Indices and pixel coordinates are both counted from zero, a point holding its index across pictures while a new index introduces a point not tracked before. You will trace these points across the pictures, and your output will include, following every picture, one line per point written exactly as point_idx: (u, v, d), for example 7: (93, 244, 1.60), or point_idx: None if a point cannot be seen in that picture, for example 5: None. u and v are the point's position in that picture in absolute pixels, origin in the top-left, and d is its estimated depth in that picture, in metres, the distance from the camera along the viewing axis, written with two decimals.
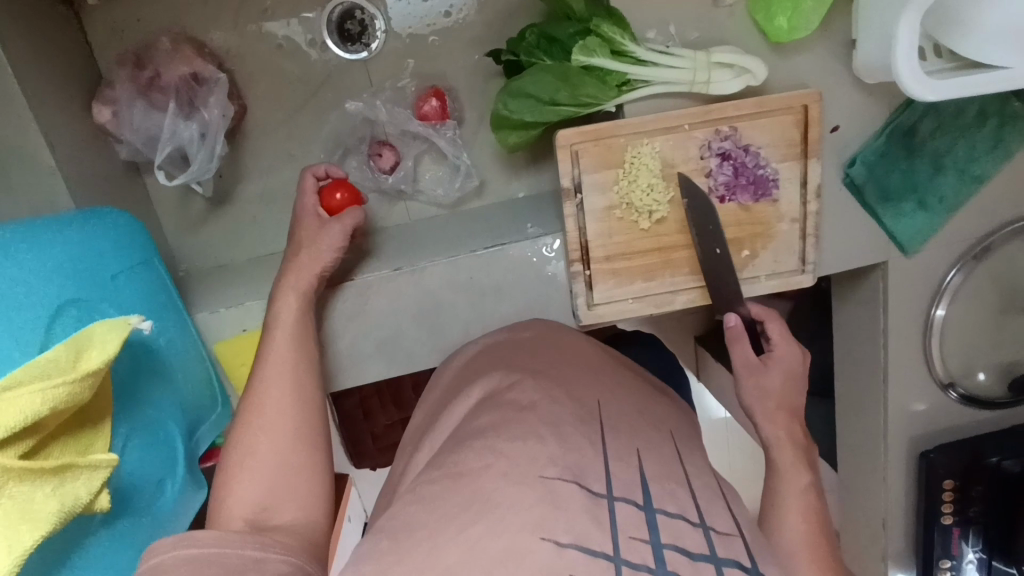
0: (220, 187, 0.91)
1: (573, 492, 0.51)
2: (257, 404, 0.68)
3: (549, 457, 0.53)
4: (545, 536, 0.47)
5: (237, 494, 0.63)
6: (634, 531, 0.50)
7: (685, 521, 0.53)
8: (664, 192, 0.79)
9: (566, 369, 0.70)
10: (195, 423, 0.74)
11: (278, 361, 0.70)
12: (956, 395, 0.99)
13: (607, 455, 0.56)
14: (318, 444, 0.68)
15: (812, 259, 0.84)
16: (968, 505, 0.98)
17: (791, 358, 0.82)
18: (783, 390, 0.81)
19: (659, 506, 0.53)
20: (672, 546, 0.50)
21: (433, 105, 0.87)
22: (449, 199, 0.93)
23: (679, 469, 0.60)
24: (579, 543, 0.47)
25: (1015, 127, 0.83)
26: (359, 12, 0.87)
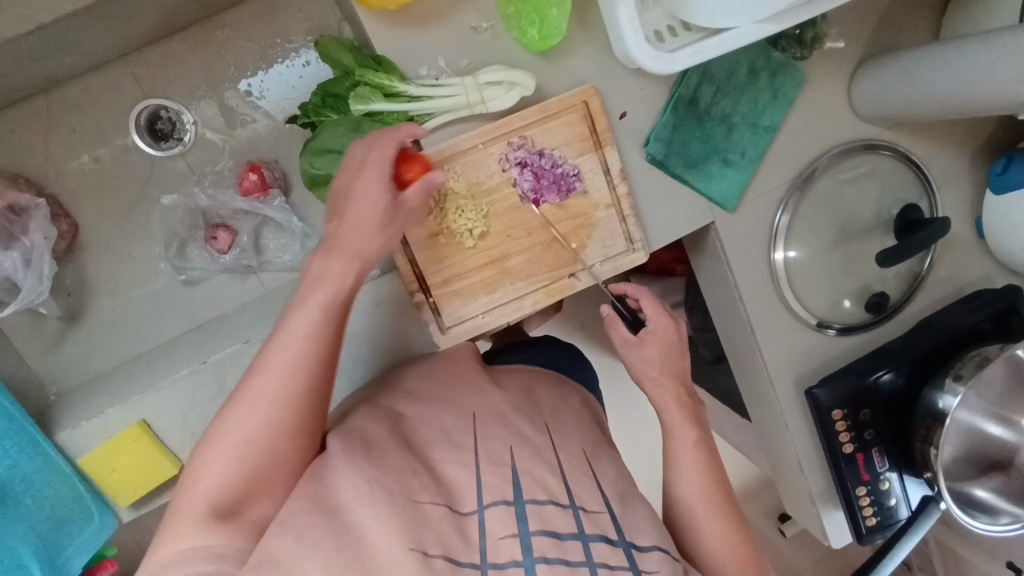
0: (72, 303, 0.93)
1: (442, 513, 0.58)
2: (263, 388, 0.58)
3: (421, 483, 0.60)
4: (413, 548, 0.52)
5: (201, 489, 0.55)
6: (502, 531, 0.58)
7: (554, 506, 0.62)
8: (478, 208, 0.84)
9: (454, 385, 0.76)
10: (57, 545, 0.82)
11: (293, 344, 0.59)
12: (835, 332, 1.04)
13: (477, 468, 0.63)
14: (300, 436, 0.60)
15: (637, 236, 0.89)
16: (861, 429, 1.02)
17: (664, 328, 0.85)
18: (655, 356, 0.84)
19: (529, 498, 0.61)
20: (539, 533, 0.58)
21: (252, 178, 0.91)
22: (299, 261, 0.97)
23: (554, 457, 0.69)
24: (446, 555, 0.54)
25: (785, 76, 0.90)
26: (164, 110, 0.92)
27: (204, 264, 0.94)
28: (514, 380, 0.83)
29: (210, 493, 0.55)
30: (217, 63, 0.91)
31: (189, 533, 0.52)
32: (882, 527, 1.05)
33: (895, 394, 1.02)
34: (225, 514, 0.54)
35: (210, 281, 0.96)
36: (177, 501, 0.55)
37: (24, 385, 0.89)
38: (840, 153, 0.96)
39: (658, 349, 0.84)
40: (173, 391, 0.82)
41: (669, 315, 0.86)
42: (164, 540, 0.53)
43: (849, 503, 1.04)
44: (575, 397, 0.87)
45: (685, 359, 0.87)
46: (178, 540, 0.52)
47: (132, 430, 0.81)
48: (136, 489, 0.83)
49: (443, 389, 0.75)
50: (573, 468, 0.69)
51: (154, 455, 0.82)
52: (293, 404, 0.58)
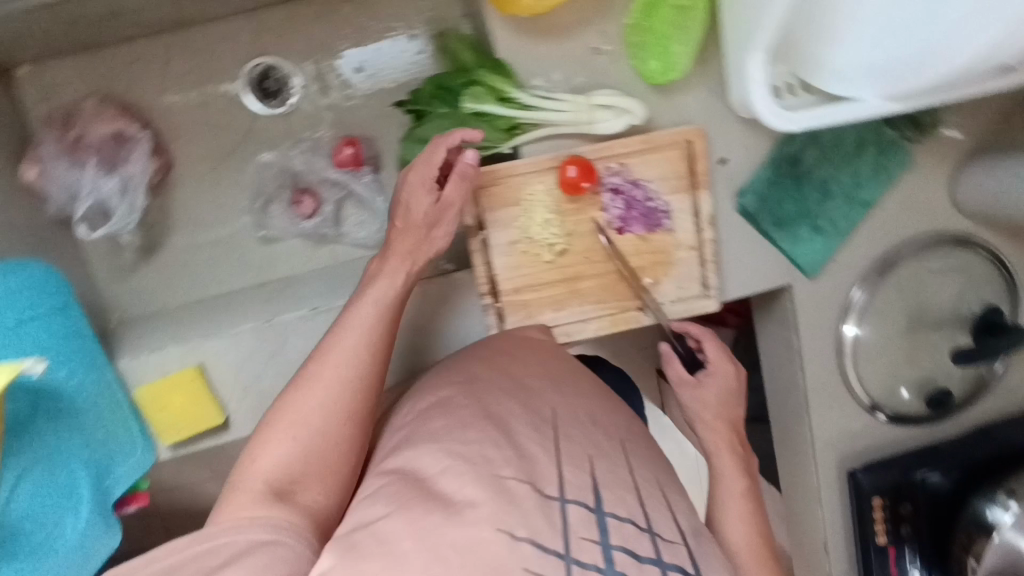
0: (151, 237, 0.96)
1: (527, 492, 0.57)
2: (319, 375, 0.66)
3: (504, 460, 0.59)
4: (499, 529, 0.52)
5: (260, 464, 0.61)
6: (584, 531, 0.57)
7: (633, 525, 0.60)
8: (563, 225, 0.84)
9: (532, 372, 0.75)
10: (105, 468, 0.76)
11: (352, 341, 0.69)
12: (887, 419, 1.01)
13: (560, 459, 0.62)
14: (353, 426, 0.65)
15: (713, 284, 0.88)
16: (899, 523, 0.98)
17: (725, 374, 0.84)
18: (714, 396, 0.83)
19: (609, 510, 0.60)
20: (618, 548, 0.57)
21: (348, 152, 0.92)
22: (373, 240, 0.98)
23: (629, 476, 0.66)
24: (533, 539, 0.53)
25: (893, 154, 0.88)
26: (276, 70, 0.94)
27: (283, 226, 0.96)
28: (587, 381, 0.79)
29: (270, 466, 0.61)
30: (335, 35, 0.93)
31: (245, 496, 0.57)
32: None
33: (940, 495, 0.99)
34: (278, 486, 0.59)
35: (283, 243, 0.98)
36: (236, 479, 0.61)
37: (91, 309, 0.91)
38: (930, 241, 0.94)
39: (716, 391, 0.84)
40: (235, 342, 0.84)
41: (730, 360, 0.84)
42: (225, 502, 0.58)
43: None
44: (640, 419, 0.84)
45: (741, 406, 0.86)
46: (236, 502, 0.57)
47: (188, 371, 0.83)
48: (180, 430, 0.84)
49: (526, 371, 0.75)
50: (648, 491, 0.66)
51: (201, 399, 0.83)
52: (343, 394, 0.66)
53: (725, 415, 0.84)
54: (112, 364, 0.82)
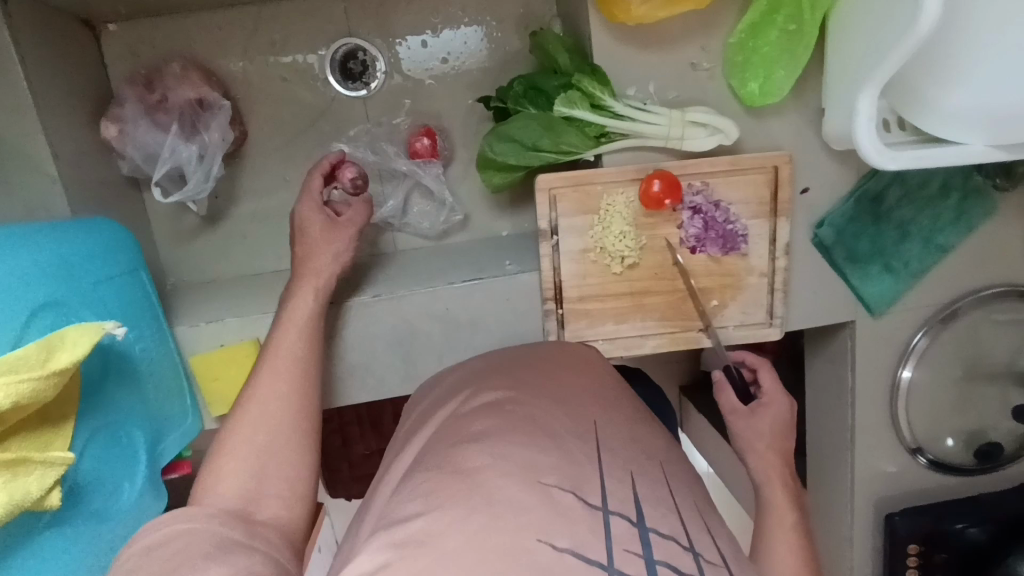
0: (215, 206, 0.96)
1: (571, 502, 0.50)
2: (253, 393, 0.70)
3: (550, 465, 0.53)
4: (542, 540, 0.46)
5: (220, 478, 0.63)
6: (629, 544, 0.49)
7: (676, 544, 0.52)
8: (637, 239, 0.82)
9: (562, 379, 0.70)
10: (160, 434, 0.75)
11: (287, 354, 0.73)
12: (928, 462, 1.00)
13: (603, 470, 0.55)
14: (300, 425, 0.69)
15: (779, 313, 0.87)
16: (932, 572, 0.98)
17: (779, 405, 0.82)
18: (769, 426, 0.81)
19: (653, 526, 0.52)
20: (664, 564, 0.49)
21: (425, 142, 0.91)
22: (435, 232, 0.98)
23: (669, 494, 0.58)
24: (578, 552, 0.46)
25: (978, 201, 0.87)
26: (363, 52, 0.93)
27: None
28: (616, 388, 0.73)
29: (236, 479, 0.63)
30: (424, 22, 0.92)
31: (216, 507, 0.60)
32: None
33: (977, 550, 0.97)
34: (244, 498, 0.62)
35: None
36: (202, 491, 0.63)
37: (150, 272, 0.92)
38: (1002, 293, 0.92)
39: (769, 422, 0.81)
40: None
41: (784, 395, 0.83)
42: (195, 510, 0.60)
43: None
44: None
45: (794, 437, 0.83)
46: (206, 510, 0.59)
47: (246, 345, 0.83)
48: (230, 403, 0.84)
49: (552, 375, 0.70)
50: (692, 514, 0.59)
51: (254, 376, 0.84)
52: (289, 407, 0.69)
53: (780, 445, 0.81)
54: (170, 329, 0.81)
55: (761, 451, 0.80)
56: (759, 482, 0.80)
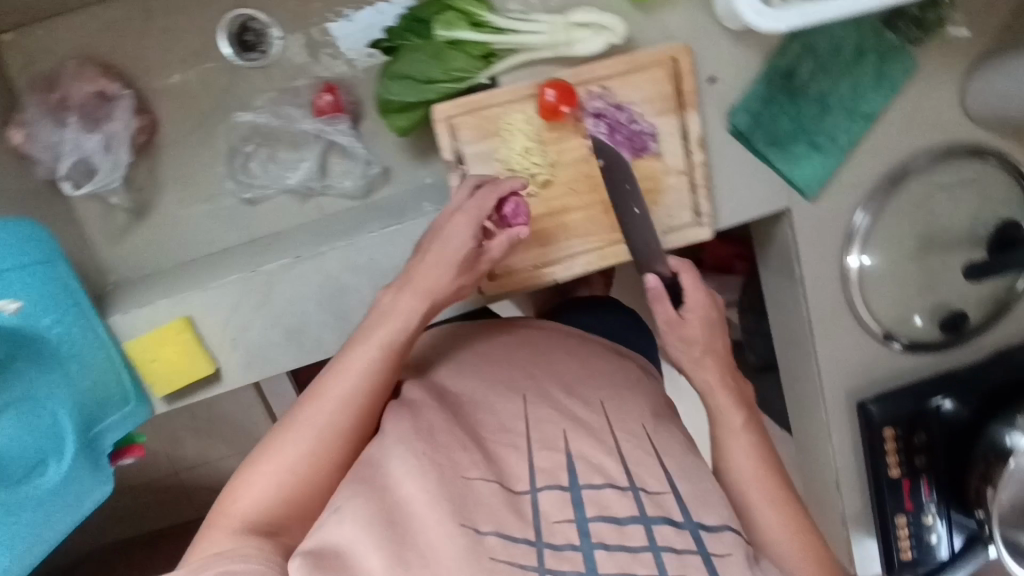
0: (141, 199, 0.96)
1: (494, 490, 0.58)
2: (322, 412, 0.62)
3: (472, 458, 0.60)
4: (462, 524, 0.54)
5: (238, 504, 0.60)
6: (557, 515, 0.58)
7: (611, 489, 0.61)
8: (544, 155, 0.81)
9: (503, 362, 0.75)
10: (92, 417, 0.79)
11: (347, 378, 0.64)
12: (900, 348, 0.97)
13: (528, 453, 0.63)
14: (338, 443, 0.63)
15: (706, 210, 0.86)
16: (914, 454, 0.96)
17: (704, 307, 0.78)
18: (700, 330, 0.78)
19: (586, 483, 0.61)
20: (596, 518, 0.58)
21: (327, 99, 0.91)
22: (359, 189, 0.96)
23: (611, 439, 0.66)
24: (499, 531, 0.55)
25: (896, 61, 0.83)
26: (254, 21, 0.92)
27: (269, 181, 0.95)
28: (568, 362, 0.77)
29: (256, 504, 0.60)
30: None
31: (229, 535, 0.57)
32: (920, 563, 1.00)
33: (955, 424, 0.97)
34: (268, 525, 0.59)
35: (271, 201, 0.97)
36: (221, 507, 0.60)
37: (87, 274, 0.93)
38: (941, 154, 0.89)
39: (700, 326, 0.78)
40: (222, 293, 0.85)
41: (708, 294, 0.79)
42: (208, 535, 0.58)
43: (886, 532, 0.99)
44: (628, 361, 0.84)
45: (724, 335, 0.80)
46: (215, 541, 0.57)
47: (178, 323, 0.84)
48: (174, 382, 0.85)
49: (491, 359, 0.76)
50: (633, 448, 0.66)
51: (191, 351, 0.85)
52: (336, 427, 0.63)
53: (716, 348, 0.79)
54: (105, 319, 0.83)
55: (703, 358, 0.78)
56: (705, 380, 0.79)
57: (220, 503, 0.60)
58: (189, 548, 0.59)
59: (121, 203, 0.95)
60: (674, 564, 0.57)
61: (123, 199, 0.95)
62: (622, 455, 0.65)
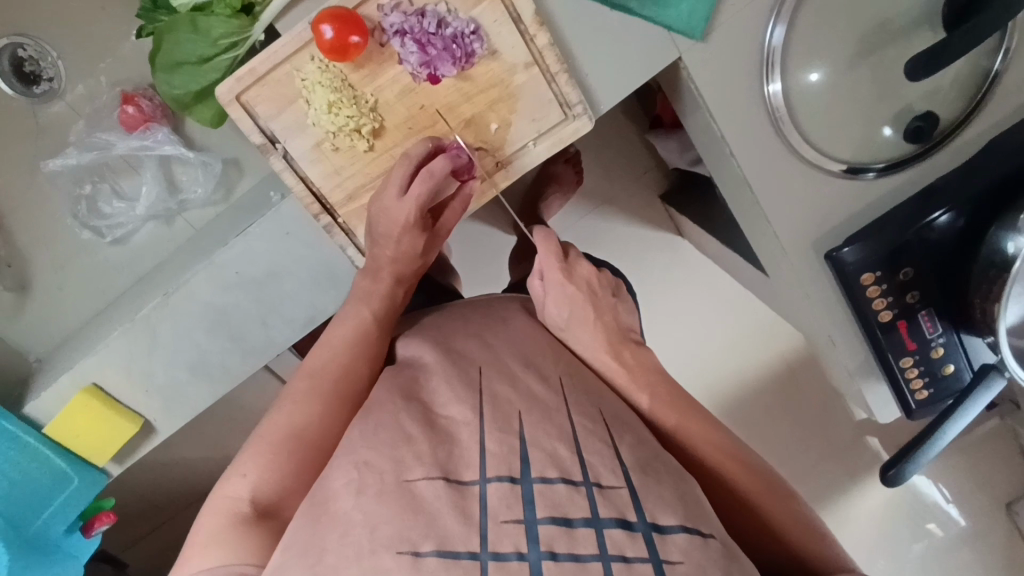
0: (17, 274, 0.88)
1: (438, 490, 0.50)
2: (316, 385, 0.64)
3: (416, 456, 0.52)
4: (403, 552, 0.46)
5: (231, 491, 0.57)
6: (506, 513, 0.49)
7: (564, 484, 0.52)
8: (358, 102, 0.68)
9: (461, 331, 0.69)
10: (35, 510, 0.81)
11: (335, 344, 0.67)
12: (876, 175, 0.82)
13: (482, 431, 0.55)
14: (329, 409, 0.63)
15: (574, 100, 0.72)
16: (905, 292, 0.83)
17: (559, 284, 0.74)
18: (560, 303, 0.73)
19: (536, 476, 0.52)
20: (546, 520, 0.49)
21: (130, 110, 0.83)
22: (215, 193, 0.89)
23: (566, 420, 0.57)
24: (440, 551, 0.46)
25: None
26: (22, 49, 0.82)
27: (126, 216, 0.89)
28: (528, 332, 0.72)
29: (248, 488, 0.57)
30: None
31: (220, 526, 0.54)
32: (940, 398, 0.89)
33: (948, 241, 0.82)
34: (261, 509, 0.56)
35: (137, 234, 0.90)
36: (214, 502, 0.57)
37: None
38: None
39: (566, 302, 0.73)
40: (115, 349, 0.80)
41: (562, 267, 0.74)
42: (196, 540, 0.54)
43: (893, 376, 0.88)
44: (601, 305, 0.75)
45: (601, 298, 0.75)
46: (205, 539, 0.54)
47: (85, 393, 0.80)
48: (107, 448, 0.83)
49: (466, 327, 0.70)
50: (588, 432, 0.57)
51: (107, 416, 0.81)
52: (324, 396, 0.63)
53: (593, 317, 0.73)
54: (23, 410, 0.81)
55: (579, 329, 0.72)
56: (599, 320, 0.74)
57: (211, 498, 0.57)
58: (177, 557, 0.54)
59: None
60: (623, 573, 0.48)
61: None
62: (580, 442, 0.56)
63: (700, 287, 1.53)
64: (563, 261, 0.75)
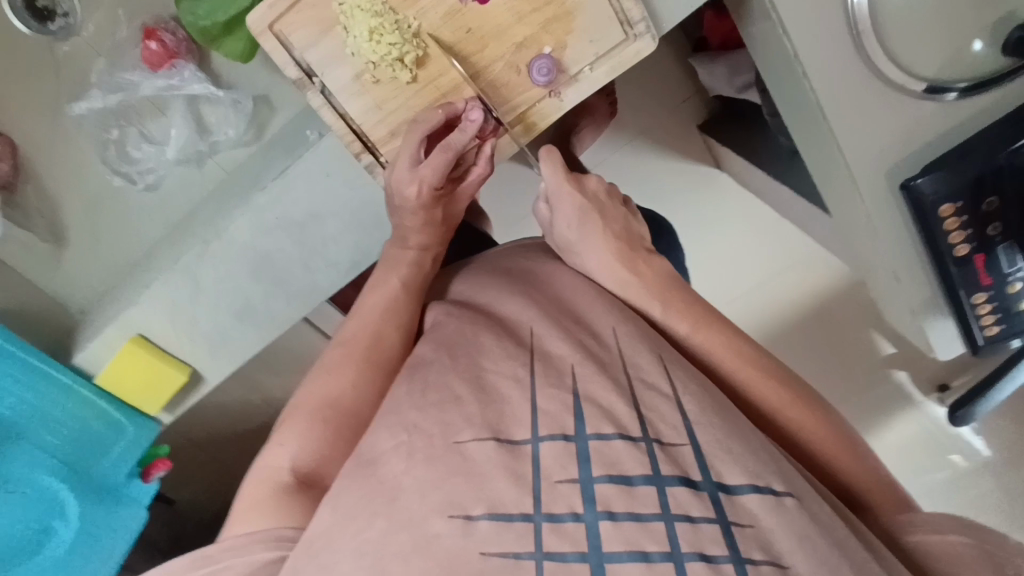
0: (52, 224, 0.86)
1: (489, 452, 0.48)
2: (349, 358, 0.60)
3: (465, 417, 0.50)
4: (454, 516, 0.44)
5: (274, 458, 0.55)
6: (560, 472, 0.46)
7: (621, 439, 0.48)
8: (401, 27, 0.62)
9: (501, 289, 0.65)
10: (97, 461, 0.82)
11: (370, 317, 0.63)
12: (957, 96, 0.74)
13: (532, 389, 0.52)
14: (370, 376, 0.59)
15: (636, 16, 0.64)
16: (987, 223, 0.77)
17: (565, 199, 0.69)
18: (570, 219, 0.69)
19: (592, 433, 0.48)
20: (603, 479, 0.46)
21: (152, 47, 0.78)
22: (246, 133, 0.85)
23: (622, 375, 0.54)
24: (492, 514, 0.44)
25: None
26: None
27: (155, 158, 0.85)
28: (573, 283, 0.66)
29: (285, 458, 0.55)
30: None
31: (262, 496, 0.52)
32: (1007, 337, 0.85)
33: None
34: (302, 478, 0.54)
35: (168, 178, 0.87)
36: (259, 464, 0.55)
37: (40, 315, 0.85)
38: None
39: (570, 211, 0.69)
40: (159, 301, 0.79)
41: (569, 182, 0.70)
42: (243, 503, 0.53)
43: (961, 313, 0.85)
44: (614, 216, 0.70)
45: (633, 227, 0.71)
46: (252, 501, 0.52)
47: (134, 340, 0.80)
48: (158, 398, 0.83)
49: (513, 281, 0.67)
50: (647, 385, 0.53)
51: (156, 364, 0.81)
52: (363, 365, 0.60)
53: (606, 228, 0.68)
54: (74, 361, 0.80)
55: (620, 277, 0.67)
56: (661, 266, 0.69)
57: (254, 468, 0.56)
58: (228, 515, 0.54)
59: (33, 236, 0.85)
60: (689, 535, 0.45)
61: (38, 229, 0.85)
62: (638, 398, 0.52)
63: (745, 223, 1.50)
64: (570, 175, 0.71)
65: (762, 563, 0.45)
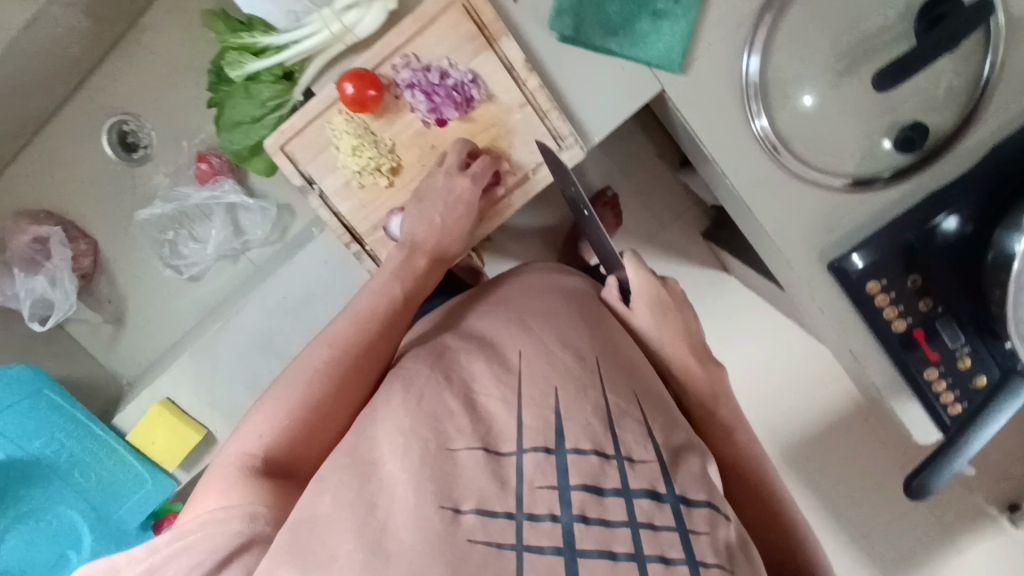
0: (115, 309, 1.06)
1: (478, 459, 0.52)
2: (330, 363, 0.62)
3: (456, 428, 0.54)
4: (444, 505, 0.49)
5: (245, 445, 0.58)
6: (542, 479, 0.52)
7: (596, 454, 0.54)
8: (378, 145, 0.80)
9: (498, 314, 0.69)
10: (116, 508, 0.96)
11: (355, 325, 0.65)
12: (884, 184, 0.84)
13: (518, 406, 0.56)
14: (350, 380, 0.62)
15: (565, 132, 0.81)
16: (921, 297, 0.82)
17: (648, 290, 0.74)
18: (649, 314, 0.74)
19: (570, 446, 0.54)
20: (578, 487, 0.52)
21: (203, 167, 1.02)
22: (270, 234, 1.05)
23: (603, 397, 0.59)
24: (479, 508, 0.50)
25: None
26: (126, 125, 1.04)
27: (197, 256, 1.04)
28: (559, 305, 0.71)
29: (256, 447, 0.57)
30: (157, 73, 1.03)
31: (232, 478, 0.55)
32: None
33: (960, 245, 0.82)
34: (273, 466, 0.57)
35: (207, 271, 1.06)
36: (229, 449, 0.58)
37: (100, 385, 1.02)
38: None
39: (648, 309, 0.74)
40: (182, 371, 0.93)
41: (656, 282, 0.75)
42: (210, 481, 0.56)
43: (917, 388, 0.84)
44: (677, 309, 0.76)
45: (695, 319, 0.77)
46: (221, 481, 0.55)
47: (160, 404, 0.93)
48: (176, 458, 0.95)
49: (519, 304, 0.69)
50: (621, 411, 0.59)
51: (179, 428, 0.93)
52: (344, 370, 0.62)
53: (673, 320, 0.75)
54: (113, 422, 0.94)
55: (660, 333, 0.74)
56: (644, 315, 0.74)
57: (222, 452, 0.58)
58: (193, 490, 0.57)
59: (99, 318, 1.05)
60: (650, 540, 0.51)
61: (103, 313, 1.05)
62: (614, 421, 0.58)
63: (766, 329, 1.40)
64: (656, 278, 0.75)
65: (712, 566, 0.52)
